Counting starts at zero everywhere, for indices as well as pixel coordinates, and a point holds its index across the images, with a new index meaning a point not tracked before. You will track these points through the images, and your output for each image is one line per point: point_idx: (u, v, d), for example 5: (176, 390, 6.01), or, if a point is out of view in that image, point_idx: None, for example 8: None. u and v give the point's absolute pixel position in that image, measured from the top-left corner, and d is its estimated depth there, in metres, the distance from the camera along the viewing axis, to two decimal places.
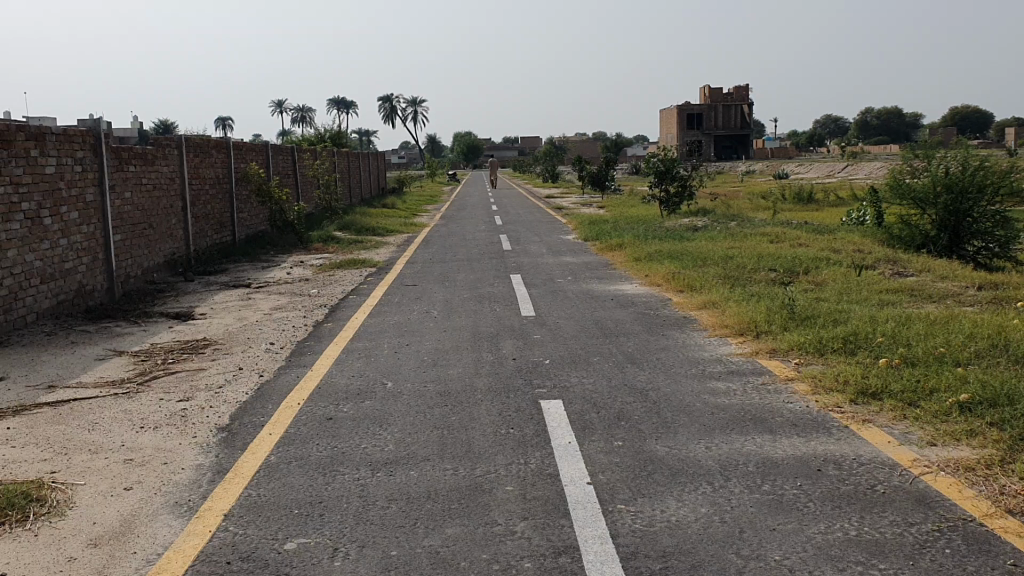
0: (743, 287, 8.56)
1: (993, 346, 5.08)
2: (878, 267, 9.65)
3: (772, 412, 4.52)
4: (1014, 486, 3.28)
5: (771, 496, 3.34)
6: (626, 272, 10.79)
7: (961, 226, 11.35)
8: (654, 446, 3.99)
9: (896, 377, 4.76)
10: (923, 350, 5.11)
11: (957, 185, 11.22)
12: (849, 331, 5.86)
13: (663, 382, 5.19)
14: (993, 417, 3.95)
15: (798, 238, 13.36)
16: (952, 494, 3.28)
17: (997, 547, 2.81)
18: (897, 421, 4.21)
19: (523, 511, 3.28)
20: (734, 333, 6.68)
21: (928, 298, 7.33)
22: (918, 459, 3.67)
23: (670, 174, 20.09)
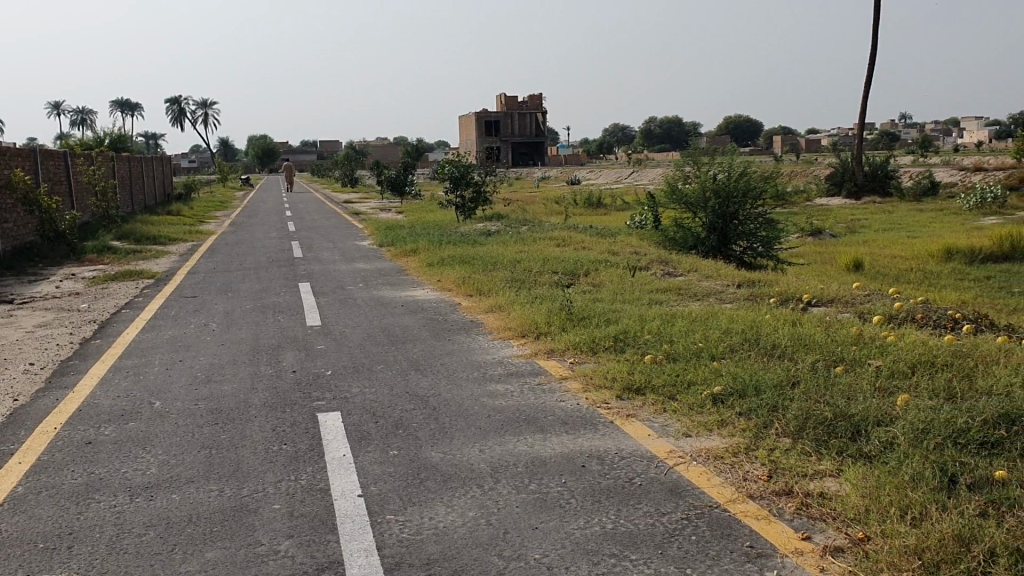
0: (528, 290, 8.76)
1: (746, 340, 5.47)
2: (651, 268, 10.18)
3: (545, 410, 4.66)
4: (756, 471, 3.54)
5: (537, 494, 3.44)
6: (417, 279, 10.79)
7: (729, 228, 12.15)
8: (429, 452, 4.00)
9: (659, 371, 5.03)
10: (684, 345, 5.44)
11: (725, 190, 11.95)
12: (620, 329, 6.14)
13: (443, 387, 5.23)
14: (741, 407, 4.25)
15: (583, 241, 13.86)
16: (702, 482, 3.49)
17: (738, 530, 3.02)
18: (657, 414, 4.45)
19: (288, 529, 3.20)
20: (517, 334, 6.84)
21: (693, 296, 7.80)
22: (673, 450, 3.89)
23: (465, 180, 20.26)
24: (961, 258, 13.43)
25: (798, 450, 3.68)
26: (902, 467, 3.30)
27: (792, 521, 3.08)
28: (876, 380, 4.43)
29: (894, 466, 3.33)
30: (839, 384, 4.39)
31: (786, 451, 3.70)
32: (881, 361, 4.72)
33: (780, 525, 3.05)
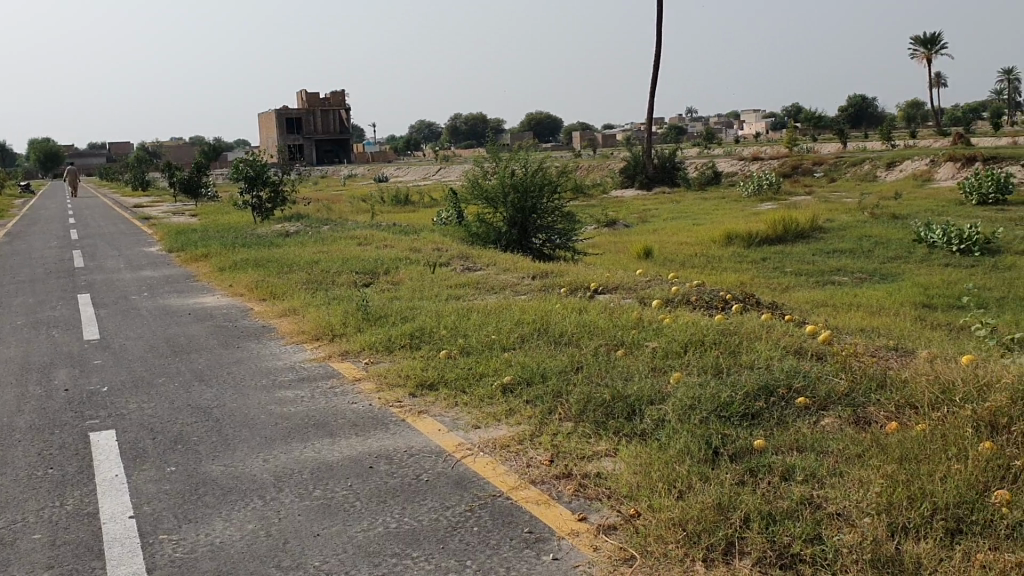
0: (325, 292, 8.58)
1: (535, 329, 5.60)
2: (450, 264, 10.24)
3: (336, 414, 4.58)
4: (540, 457, 3.63)
5: (321, 500, 3.37)
6: (209, 284, 10.35)
7: (528, 222, 12.38)
8: (210, 466, 3.85)
9: (451, 366, 5.06)
10: (477, 339, 5.49)
11: (523, 185, 12.19)
12: (416, 326, 6.13)
13: (230, 397, 5.03)
14: (528, 395, 4.35)
15: (384, 239, 13.76)
16: (486, 472, 3.54)
17: (518, 517, 3.09)
18: (448, 408, 4.47)
19: (48, 560, 2.99)
20: (310, 338, 6.69)
21: (490, 290, 7.92)
22: (461, 443, 3.92)
23: (262, 179, 19.58)
24: (741, 243, 14.32)
25: (579, 433, 3.81)
26: (672, 442, 3.49)
27: (570, 503, 3.19)
28: (653, 361, 4.65)
29: (666, 443, 3.51)
30: (618, 366, 4.58)
31: (568, 435, 3.82)
32: (658, 342, 4.97)
33: (559, 508, 3.15)
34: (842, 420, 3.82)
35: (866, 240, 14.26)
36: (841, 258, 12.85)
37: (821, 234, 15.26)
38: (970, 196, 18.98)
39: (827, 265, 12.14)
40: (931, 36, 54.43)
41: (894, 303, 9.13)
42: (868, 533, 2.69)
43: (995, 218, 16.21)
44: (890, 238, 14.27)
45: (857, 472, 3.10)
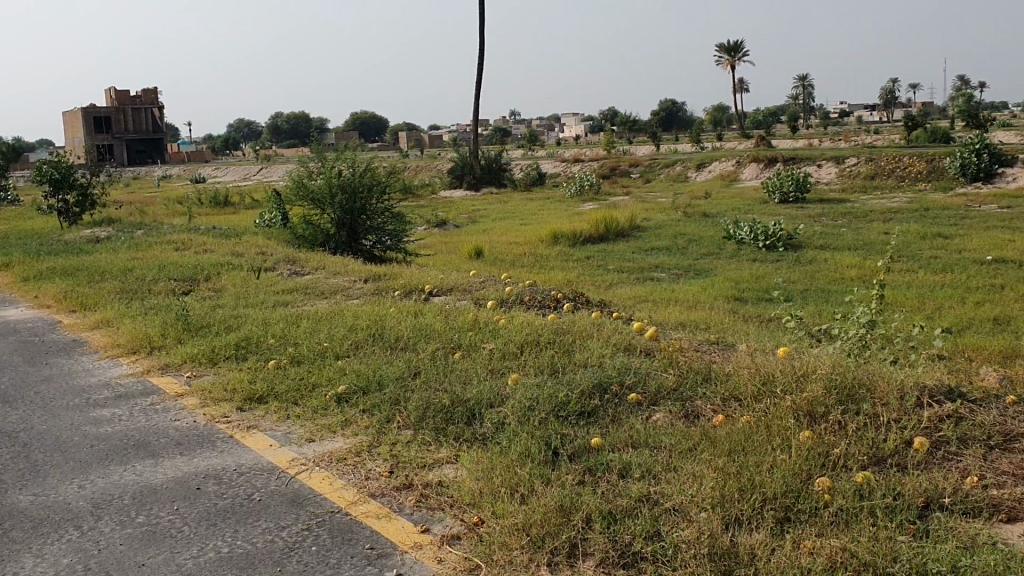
0: (139, 301, 8.10)
1: (369, 335, 5.48)
2: (276, 268, 9.90)
3: (158, 433, 4.31)
4: (379, 468, 3.53)
5: (144, 527, 3.15)
6: (10, 296, 9.57)
7: (357, 223, 12.15)
8: (16, 497, 3.53)
9: (282, 377, 4.87)
10: (308, 347, 5.32)
11: (350, 186, 11.94)
12: (242, 336, 5.87)
13: (37, 420, 4.64)
14: (364, 404, 4.25)
15: (205, 243, 13.17)
16: (323, 488, 3.41)
17: (357, 533, 3.00)
18: (280, 422, 4.29)
19: None
20: (127, 351, 6.28)
21: (320, 294, 7.71)
22: (295, 459, 3.76)
23: (68, 182, 18.30)
24: (566, 241, 14.60)
25: (418, 441, 3.75)
26: (511, 446, 3.48)
27: (412, 515, 3.12)
28: (489, 363, 4.65)
29: (506, 446, 3.50)
30: (454, 370, 4.55)
31: (406, 444, 3.75)
32: (492, 344, 4.96)
33: (400, 521, 3.07)
34: (672, 415, 3.93)
35: (681, 237, 14.87)
36: (660, 255, 13.33)
37: (640, 233, 15.80)
38: (773, 195, 20.16)
39: (647, 262, 12.56)
40: (735, 43, 57.48)
41: (710, 298, 9.55)
42: (704, 526, 2.77)
43: (796, 216, 17.30)
44: (703, 236, 14.95)
45: (691, 467, 3.19)
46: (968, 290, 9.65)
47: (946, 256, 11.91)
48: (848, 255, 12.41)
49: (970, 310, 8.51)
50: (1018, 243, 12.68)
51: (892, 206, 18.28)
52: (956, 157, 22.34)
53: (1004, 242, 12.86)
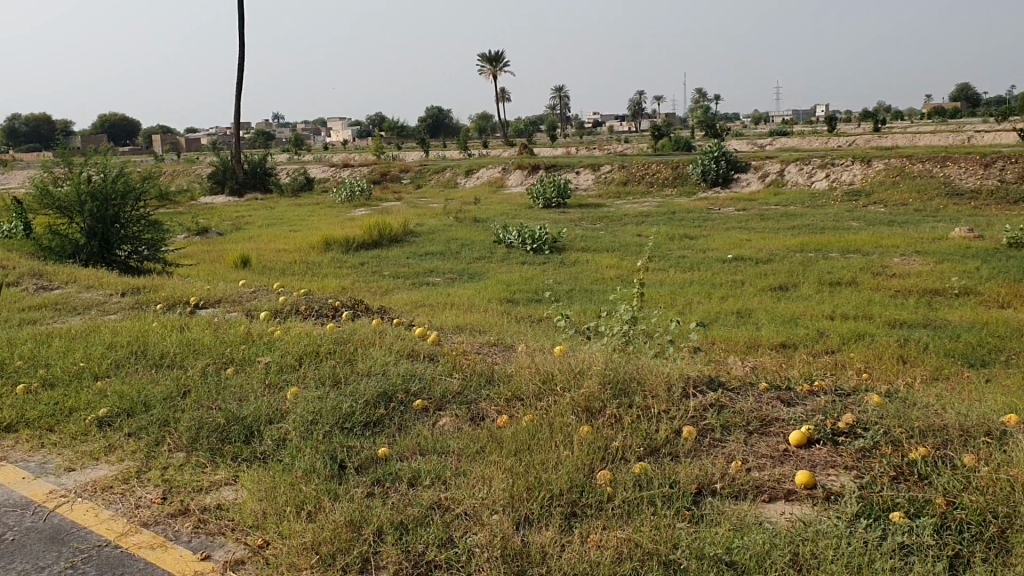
0: None
1: (132, 354, 5.11)
2: (21, 283, 9.04)
3: None
4: (152, 496, 3.30)
5: None
6: None
7: (110, 232, 11.32)
8: None
9: (35, 402, 4.44)
10: (63, 368, 4.89)
11: (103, 193, 11.11)
12: None
13: None
14: (130, 427, 3.96)
15: None
16: (88, 521, 3.14)
17: (130, 567, 2.79)
18: (34, 451, 3.90)
19: None
20: None
21: (72, 310, 7.12)
22: (54, 490, 3.44)
23: None
24: (338, 248, 14.36)
25: (193, 464, 3.54)
26: (295, 462, 3.36)
27: (190, 542, 2.94)
28: (265, 377, 4.47)
29: (288, 463, 3.38)
30: (228, 387, 4.33)
31: (180, 467, 3.53)
32: (269, 357, 4.77)
33: (177, 550, 2.88)
34: (458, 418, 3.94)
35: (452, 242, 15.02)
36: (432, 260, 13.40)
37: (412, 238, 15.83)
38: (537, 200, 20.82)
39: (420, 267, 12.58)
40: (495, 53, 58.92)
41: (482, 301, 9.70)
42: (496, 528, 2.79)
43: (560, 220, 17.95)
44: (474, 240, 15.19)
45: (480, 470, 3.21)
46: (714, 286, 10.40)
47: (695, 255, 12.78)
48: (608, 256, 13.02)
49: (718, 305, 9.17)
50: (755, 242, 13.82)
51: (646, 210, 19.40)
52: (697, 164, 24.02)
53: (743, 242, 13.98)
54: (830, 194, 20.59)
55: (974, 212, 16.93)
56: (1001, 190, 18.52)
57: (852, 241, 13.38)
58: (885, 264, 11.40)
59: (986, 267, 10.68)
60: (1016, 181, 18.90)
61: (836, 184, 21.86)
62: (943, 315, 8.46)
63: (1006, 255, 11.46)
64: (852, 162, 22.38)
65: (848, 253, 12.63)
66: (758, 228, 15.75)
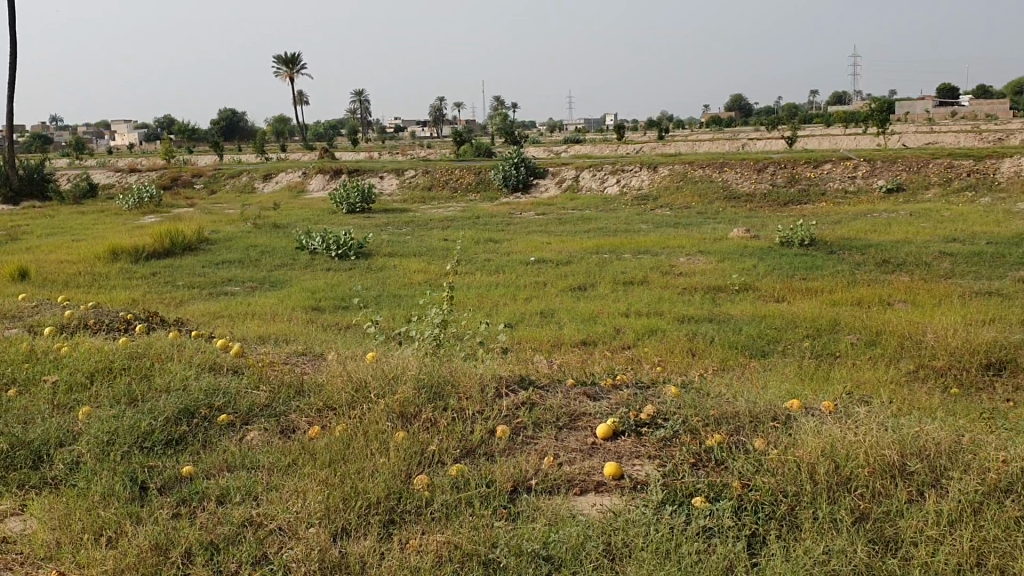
0: None
1: None
2: None
3: None
4: None
5: None
6: None
7: None
8: None
9: None
10: None
11: None
12: None
13: None
14: None
15: None
16: None
17: None
18: None
19: None
20: None
21: None
22: None
23: None
24: (127, 258, 13.57)
25: None
26: (90, 487, 3.15)
27: None
28: (52, 399, 4.16)
29: (82, 488, 3.16)
30: (10, 409, 4.00)
31: None
32: (56, 376, 4.45)
33: None
34: (268, 431, 3.82)
35: (252, 249, 14.55)
36: (231, 269, 12.91)
37: (209, 246, 15.21)
38: (340, 206, 20.50)
39: (218, 276, 12.10)
40: (292, 55, 57.57)
41: (285, 309, 9.44)
42: (312, 542, 2.73)
43: (364, 225, 17.78)
44: (274, 247, 14.76)
45: (293, 483, 3.13)
46: (518, 288, 10.61)
47: (499, 258, 13.00)
48: (414, 261, 13.01)
49: (522, 306, 9.35)
50: (555, 245, 14.22)
51: (450, 215, 19.54)
52: (498, 169, 24.45)
53: (544, 245, 14.34)
54: (622, 198, 21.48)
55: (751, 213, 18.17)
56: (774, 193, 20.00)
57: (643, 243, 14.02)
58: (674, 263, 12.02)
59: (763, 265, 11.48)
60: (788, 185, 20.45)
61: (628, 188, 22.84)
62: (727, 309, 9.02)
63: (779, 254, 12.37)
64: (642, 168, 23.46)
65: (640, 254, 13.23)
66: (556, 232, 16.20)
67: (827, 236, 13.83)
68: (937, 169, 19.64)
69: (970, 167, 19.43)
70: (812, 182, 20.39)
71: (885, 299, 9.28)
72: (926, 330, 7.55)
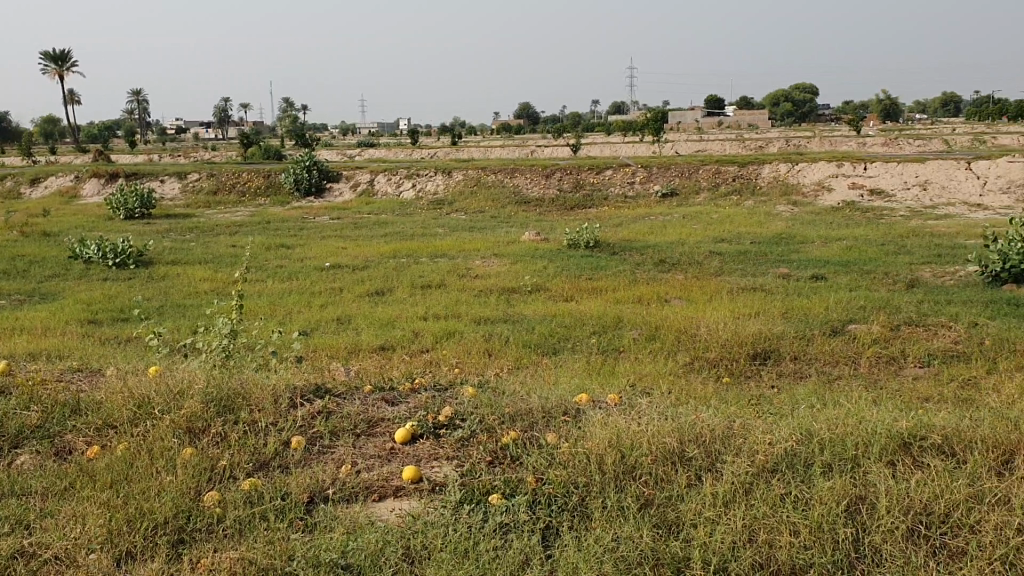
0: None
1: None
2: None
3: None
4: None
5: None
6: None
7: None
8: None
9: None
10: None
11: None
12: None
13: None
14: None
15: None
16: None
17: None
18: None
19: None
20: None
21: None
22: None
23: None
24: None
25: None
26: None
27: None
28: None
29: None
30: None
31: None
32: None
33: None
34: (41, 455, 3.55)
35: (18, 259, 13.44)
36: None
37: None
38: (117, 212, 19.30)
39: None
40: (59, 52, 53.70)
41: (57, 323, 8.79)
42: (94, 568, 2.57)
43: (145, 232, 16.85)
44: (44, 256, 13.70)
45: (70, 508, 2.93)
46: (311, 294, 10.40)
47: (290, 264, 12.69)
48: (199, 268, 12.47)
49: (317, 313, 9.19)
50: (349, 250, 14.05)
51: (239, 220, 18.87)
52: (288, 174, 23.87)
53: (337, 250, 14.15)
54: (415, 203, 21.51)
55: (540, 217, 18.70)
56: (562, 198, 20.69)
57: (437, 246, 14.12)
58: (468, 266, 12.19)
59: (552, 266, 11.84)
60: (574, 190, 21.23)
61: (421, 193, 22.91)
62: (519, 310, 9.25)
63: (568, 255, 12.81)
64: (435, 173, 23.63)
65: (435, 258, 13.31)
66: (350, 237, 15.99)
67: (611, 239, 14.47)
68: (707, 175, 21.02)
69: (735, 172, 20.92)
70: (596, 187, 21.26)
71: (663, 296, 9.83)
72: (700, 325, 8.06)
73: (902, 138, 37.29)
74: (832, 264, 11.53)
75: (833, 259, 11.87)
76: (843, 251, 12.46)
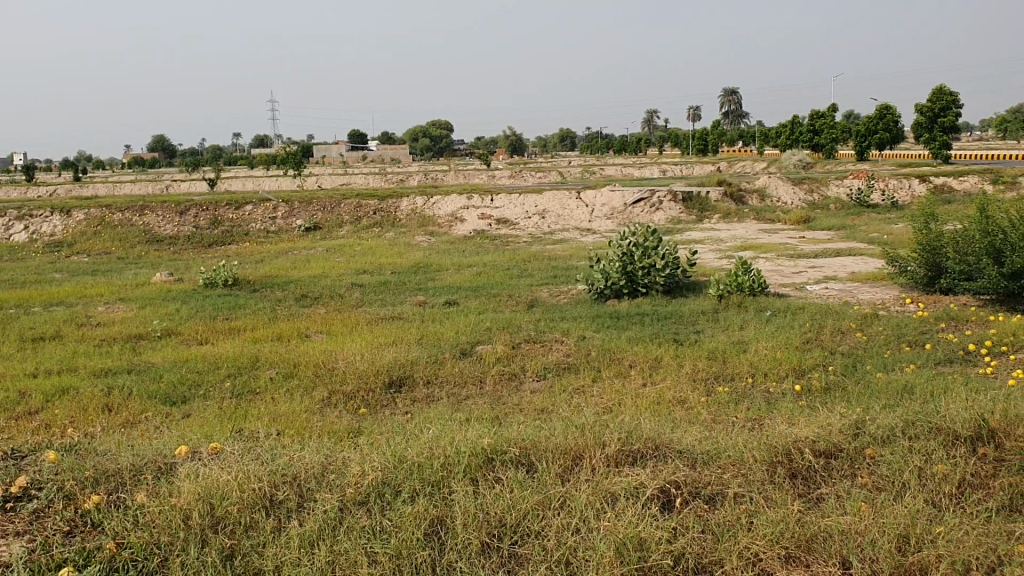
0: None
1: None
2: None
3: None
4: None
5: None
6: None
7: None
8: None
9: None
10: None
11: None
12: None
13: None
14: None
15: None
16: None
17: None
18: None
19: None
20: None
21: None
22: None
23: None
24: None
25: None
26: None
27: None
28: None
29: None
30: None
31: None
32: None
33: None
34: None
35: None
36: None
37: None
38: None
39: None
40: None
41: None
42: None
43: None
44: None
45: None
46: None
47: None
48: None
49: None
50: None
51: None
52: None
53: None
54: (29, 246, 19.37)
55: (175, 256, 17.66)
56: (198, 235, 19.72)
57: (53, 294, 12.82)
58: (90, 314, 11.20)
59: (184, 308, 11.23)
60: (210, 227, 20.39)
61: (37, 236, 20.70)
62: (146, 358, 8.62)
63: (202, 296, 12.21)
64: (52, 213, 21.49)
65: (51, 306, 12.08)
66: None
67: (250, 276, 14.04)
68: (347, 209, 21.18)
69: (375, 206, 21.28)
70: (234, 224, 20.59)
71: (303, 332, 9.68)
72: (337, 359, 8.04)
73: (527, 171, 40.25)
74: (463, 290, 12.06)
75: (464, 285, 12.43)
76: (474, 277, 13.09)
